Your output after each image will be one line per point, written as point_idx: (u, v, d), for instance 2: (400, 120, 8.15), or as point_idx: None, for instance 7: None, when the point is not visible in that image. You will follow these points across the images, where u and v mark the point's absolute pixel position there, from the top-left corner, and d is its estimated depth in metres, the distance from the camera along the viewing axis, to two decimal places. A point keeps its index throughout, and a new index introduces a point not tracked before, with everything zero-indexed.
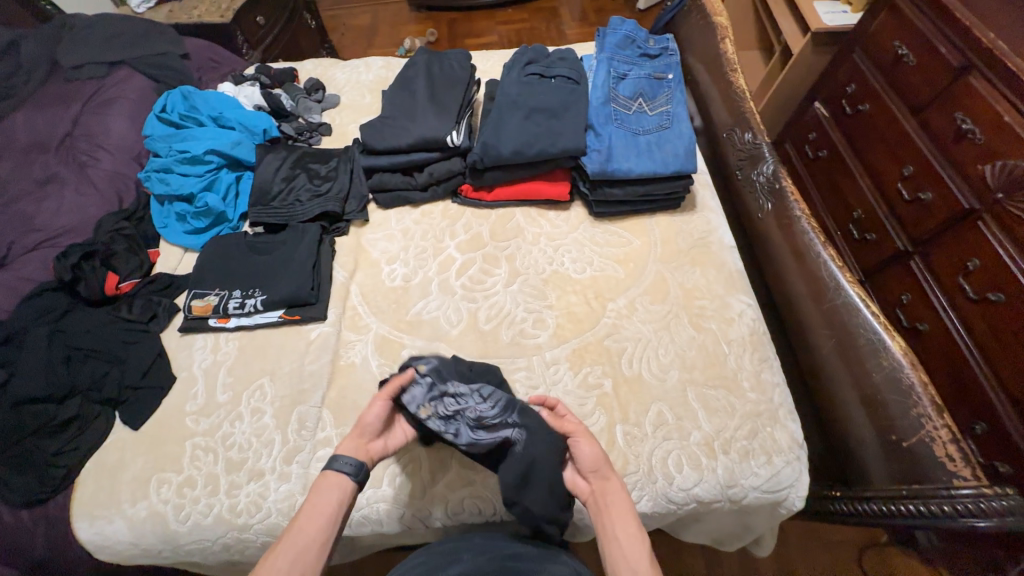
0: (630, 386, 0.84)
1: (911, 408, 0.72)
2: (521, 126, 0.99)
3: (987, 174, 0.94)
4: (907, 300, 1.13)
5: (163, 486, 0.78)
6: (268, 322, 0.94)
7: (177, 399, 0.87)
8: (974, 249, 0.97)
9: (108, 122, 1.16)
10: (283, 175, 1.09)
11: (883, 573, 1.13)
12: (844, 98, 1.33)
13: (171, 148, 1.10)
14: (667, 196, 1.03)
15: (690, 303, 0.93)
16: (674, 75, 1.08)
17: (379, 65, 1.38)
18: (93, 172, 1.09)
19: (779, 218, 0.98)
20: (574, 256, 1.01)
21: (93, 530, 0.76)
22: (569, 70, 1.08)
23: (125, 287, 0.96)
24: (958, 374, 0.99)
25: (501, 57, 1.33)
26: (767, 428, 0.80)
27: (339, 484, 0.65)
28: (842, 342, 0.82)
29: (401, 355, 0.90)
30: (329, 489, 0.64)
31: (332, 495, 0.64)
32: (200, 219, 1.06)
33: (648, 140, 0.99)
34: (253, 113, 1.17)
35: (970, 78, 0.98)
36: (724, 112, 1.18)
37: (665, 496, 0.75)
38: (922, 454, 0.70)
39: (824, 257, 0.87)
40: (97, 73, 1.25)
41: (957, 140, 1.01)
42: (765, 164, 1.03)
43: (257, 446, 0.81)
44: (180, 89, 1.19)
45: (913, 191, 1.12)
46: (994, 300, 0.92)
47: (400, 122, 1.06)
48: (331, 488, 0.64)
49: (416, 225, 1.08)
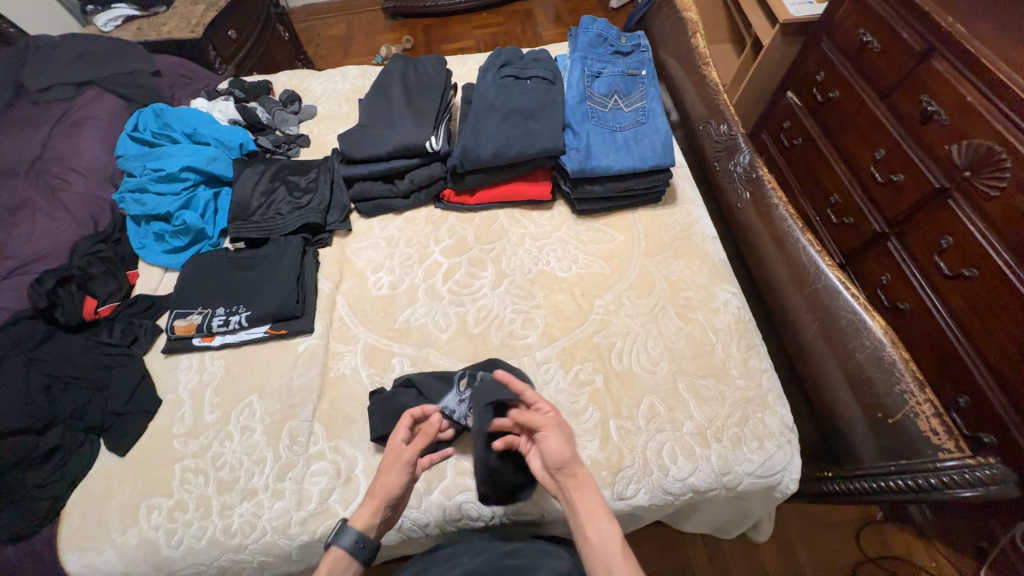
0: (621, 381, 0.84)
1: (894, 385, 0.74)
2: (499, 129, 1.00)
3: (954, 154, 0.97)
4: (887, 280, 1.16)
5: (154, 512, 0.76)
6: (254, 338, 0.93)
7: (164, 422, 0.85)
8: (947, 227, 1.00)
9: (79, 143, 1.14)
10: (262, 189, 1.07)
11: (881, 550, 1.15)
12: (815, 86, 1.36)
13: (146, 167, 1.08)
14: (647, 191, 1.04)
15: (676, 294, 0.94)
16: (647, 71, 1.10)
17: (355, 74, 1.37)
18: (65, 195, 1.06)
19: (758, 207, 1.00)
20: (559, 255, 1.01)
21: (83, 561, 0.74)
22: (544, 70, 1.09)
23: (104, 311, 0.95)
24: (939, 350, 1.02)
25: (477, 60, 1.33)
26: (758, 414, 0.81)
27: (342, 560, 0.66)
28: (825, 324, 0.83)
29: (391, 364, 0.89)
30: (332, 565, 0.65)
31: (335, 572, 0.65)
32: (179, 238, 1.04)
33: (625, 136, 1.00)
34: (228, 127, 1.16)
35: (932, 61, 1.01)
36: (699, 106, 1.20)
37: (661, 488, 0.76)
38: (907, 428, 0.72)
39: (803, 244, 0.89)
40: (65, 94, 1.22)
41: (923, 121, 1.04)
42: (742, 154, 1.06)
43: (248, 464, 0.79)
44: (151, 107, 1.17)
45: (885, 174, 1.14)
46: (968, 276, 0.95)
47: (378, 130, 1.06)
48: (334, 566, 0.65)
49: (400, 232, 1.07)
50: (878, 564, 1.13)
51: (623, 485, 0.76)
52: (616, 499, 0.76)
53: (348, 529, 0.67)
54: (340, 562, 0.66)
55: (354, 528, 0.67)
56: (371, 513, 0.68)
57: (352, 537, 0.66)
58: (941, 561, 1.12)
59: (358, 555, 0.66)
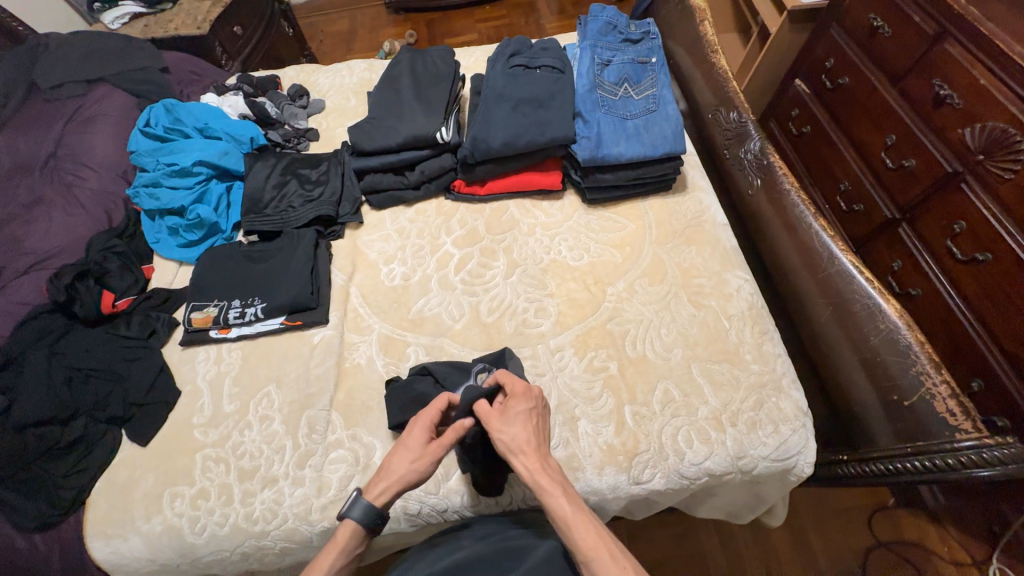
0: (636, 367, 0.85)
1: (909, 367, 0.74)
2: (509, 118, 1.00)
3: (967, 137, 0.97)
4: (899, 266, 1.15)
5: (177, 500, 0.78)
6: (270, 330, 0.94)
7: (184, 413, 0.86)
8: (960, 212, 1.00)
9: (92, 140, 1.15)
10: (274, 183, 1.08)
11: (894, 537, 1.15)
12: (824, 73, 1.35)
13: (159, 162, 1.09)
14: (658, 179, 1.04)
15: (689, 281, 0.94)
16: (657, 58, 1.09)
17: (362, 67, 1.37)
18: (80, 192, 1.07)
19: (769, 193, 0.99)
20: (570, 244, 1.02)
21: (109, 548, 0.76)
22: (553, 60, 1.09)
23: (122, 304, 0.96)
24: (953, 334, 1.01)
25: (484, 52, 1.33)
26: (773, 398, 0.81)
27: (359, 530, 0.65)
28: (839, 308, 0.83)
29: (407, 353, 0.90)
30: (346, 537, 0.64)
31: (350, 543, 0.64)
32: (192, 232, 1.05)
33: (636, 124, 1.00)
34: (239, 122, 1.16)
35: (946, 44, 1.00)
36: (707, 93, 1.20)
37: (677, 472, 0.77)
38: (923, 410, 0.72)
39: (815, 228, 0.89)
40: (76, 91, 1.23)
41: (936, 105, 1.03)
42: (752, 141, 1.05)
43: (268, 453, 0.81)
44: (162, 103, 1.18)
45: (897, 159, 1.14)
46: (981, 260, 0.95)
47: (388, 122, 1.07)
48: (350, 538, 0.64)
49: (411, 224, 1.08)
50: (889, 549, 1.13)
51: (639, 470, 0.76)
52: (633, 484, 0.76)
53: (359, 501, 0.65)
54: (354, 533, 0.65)
55: (364, 501, 0.65)
56: (390, 493, 0.66)
57: (363, 511, 0.64)
58: (953, 545, 1.12)
59: (372, 528, 0.65)
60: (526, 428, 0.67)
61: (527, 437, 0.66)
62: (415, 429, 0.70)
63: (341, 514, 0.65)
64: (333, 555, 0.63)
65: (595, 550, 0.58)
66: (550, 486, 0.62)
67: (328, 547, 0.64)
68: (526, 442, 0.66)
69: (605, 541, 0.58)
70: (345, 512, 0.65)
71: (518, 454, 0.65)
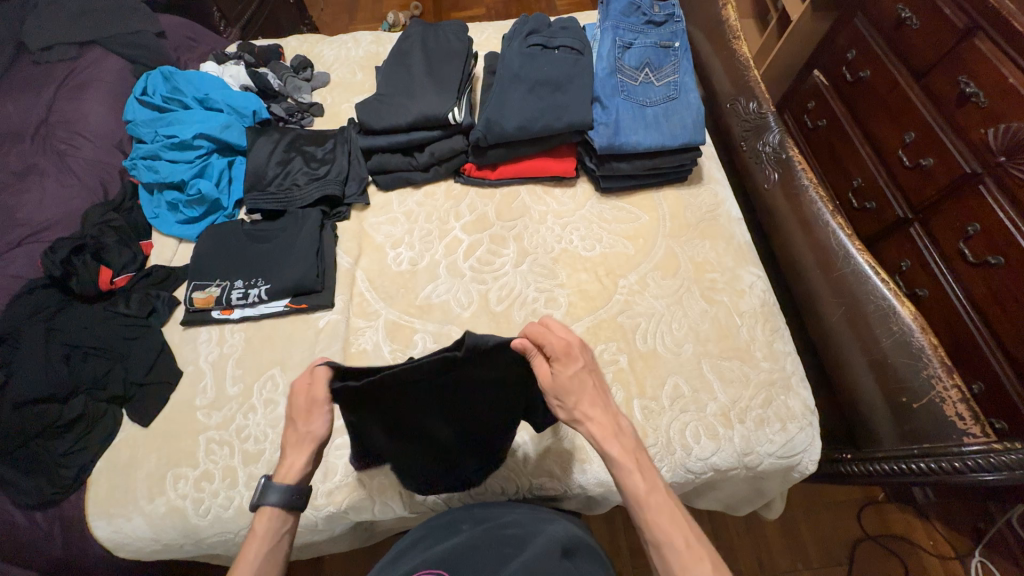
0: (645, 361, 0.84)
1: (921, 370, 0.74)
2: (525, 101, 0.97)
3: (989, 137, 0.95)
4: (907, 267, 1.14)
5: (180, 481, 0.77)
6: (274, 312, 0.92)
7: (186, 393, 0.85)
8: (975, 214, 0.98)
9: (84, 107, 1.09)
10: (278, 159, 1.04)
11: (882, 530, 1.17)
12: (844, 65, 1.32)
13: (157, 133, 1.05)
14: (675, 169, 1.02)
15: (702, 276, 0.93)
16: (681, 43, 1.05)
17: (369, 40, 1.31)
18: (74, 161, 1.03)
19: (786, 188, 0.98)
20: (582, 233, 1.00)
21: (112, 528, 0.76)
22: (572, 40, 1.05)
23: (120, 282, 0.93)
24: (957, 337, 1.01)
25: (497, 28, 1.28)
26: (782, 396, 0.81)
27: (277, 513, 0.61)
28: (851, 309, 0.83)
29: (414, 340, 0.88)
30: (268, 524, 0.61)
31: (274, 528, 0.61)
32: (193, 208, 1.02)
33: (655, 112, 0.97)
34: (240, 94, 1.12)
35: (975, 40, 0.97)
36: (726, 83, 1.16)
37: (684, 467, 0.77)
38: (931, 413, 0.72)
39: (832, 226, 0.88)
40: (68, 54, 1.17)
41: (960, 104, 1.01)
42: (771, 133, 1.03)
43: (273, 437, 0.80)
44: (160, 70, 1.12)
45: (914, 157, 1.12)
46: (992, 264, 0.94)
47: (398, 100, 1.03)
48: (272, 524, 0.61)
49: (419, 207, 1.05)
50: (877, 542, 1.16)
51: None
52: None
53: (269, 486, 0.61)
54: (276, 517, 0.61)
55: (280, 485, 0.61)
56: None
57: (280, 494, 0.61)
58: (938, 539, 1.15)
59: (293, 506, 0.62)
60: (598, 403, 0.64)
61: (591, 398, 0.63)
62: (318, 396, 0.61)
63: (255, 504, 0.61)
64: (258, 544, 0.60)
65: (667, 532, 0.56)
66: (625, 462, 0.61)
67: (251, 539, 0.60)
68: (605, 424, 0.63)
69: (677, 523, 0.57)
70: (258, 502, 0.61)
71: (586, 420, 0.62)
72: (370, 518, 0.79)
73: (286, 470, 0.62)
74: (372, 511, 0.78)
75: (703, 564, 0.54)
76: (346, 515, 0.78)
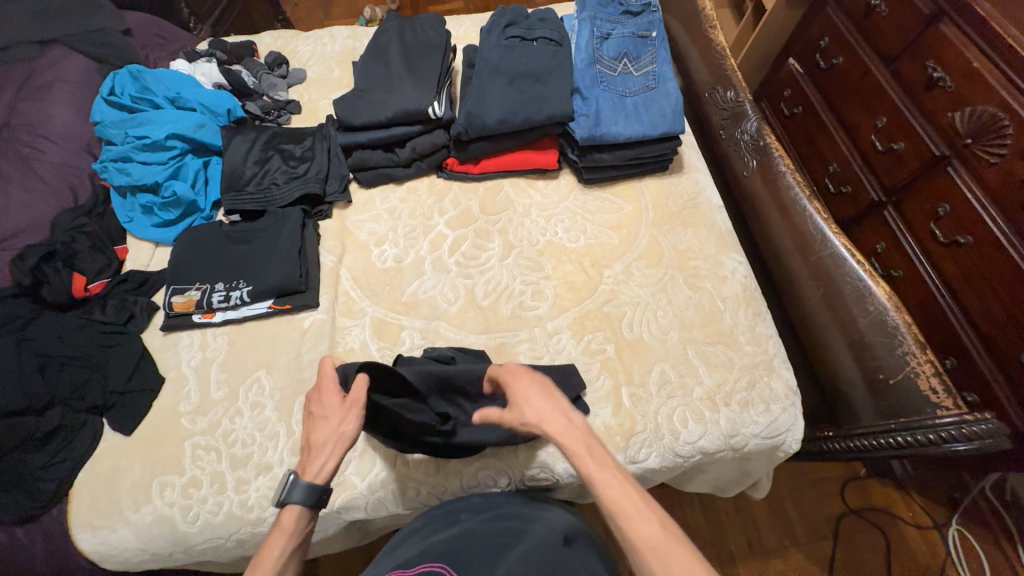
0: (632, 349, 0.85)
1: (896, 347, 0.77)
2: (505, 93, 0.96)
3: (956, 120, 0.97)
4: (882, 249, 1.17)
5: (167, 489, 0.76)
6: (257, 314, 0.90)
7: (170, 399, 0.83)
8: (944, 195, 1.01)
9: (49, 109, 1.05)
10: (255, 158, 1.02)
11: (865, 504, 1.21)
12: (818, 53, 1.35)
13: (128, 134, 1.02)
14: (655, 159, 1.02)
15: (685, 264, 0.94)
16: (658, 33, 1.05)
17: (345, 35, 1.29)
18: (39, 165, 0.99)
19: (765, 175, 0.99)
20: (566, 225, 1.00)
21: (97, 539, 0.74)
22: (551, 31, 1.05)
23: (95, 288, 0.91)
24: (929, 315, 1.04)
25: (475, 21, 1.27)
26: (765, 378, 0.83)
27: (303, 510, 0.62)
28: (829, 291, 0.85)
29: (401, 337, 0.88)
30: (295, 520, 0.61)
31: (299, 525, 0.61)
32: (168, 211, 1.00)
33: (634, 102, 0.98)
34: (213, 92, 1.09)
35: (941, 26, 1.00)
36: (704, 72, 1.18)
37: (672, 451, 0.78)
38: (907, 388, 0.75)
39: (809, 211, 0.90)
40: (29, 53, 1.11)
41: (928, 88, 1.04)
42: (749, 121, 1.05)
43: (261, 440, 0.79)
44: (127, 69, 1.09)
45: (886, 142, 1.15)
46: (961, 243, 0.97)
47: (376, 95, 1.02)
48: (298, 522, 0.61)
49: (402, 203, 1.04)
50: (860, 515, 1.20)
51: (636, 449, 0.78)
52: (629, 462, 0.78)
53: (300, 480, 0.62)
54: (302, 515, 0.61)
55: (304, 481, 0.62)
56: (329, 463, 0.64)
57: (310, 489, 0.62)
58: (917, 510, 1.19)
59: (320, 505, 0.63)
60: (548, 403, 0.66)
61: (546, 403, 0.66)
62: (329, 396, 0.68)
63: (282, 500, 0.61)
64: (283, 540, 0.59)
65: (622, 508, 0.54)
66: (575, 448, 0.60)
67: (275, 534, 0.60)
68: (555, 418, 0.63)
69: (632, 497, 0.54)
70: (286, 497, 0.61)
71: (540, 422, 0.64)
72: (363, 517, 0.78)
73: (313, 470, 0.63)
74: (365, 510, 0.77)
75: (677, 546, 0.50)
76: (339, 515, 0.77)
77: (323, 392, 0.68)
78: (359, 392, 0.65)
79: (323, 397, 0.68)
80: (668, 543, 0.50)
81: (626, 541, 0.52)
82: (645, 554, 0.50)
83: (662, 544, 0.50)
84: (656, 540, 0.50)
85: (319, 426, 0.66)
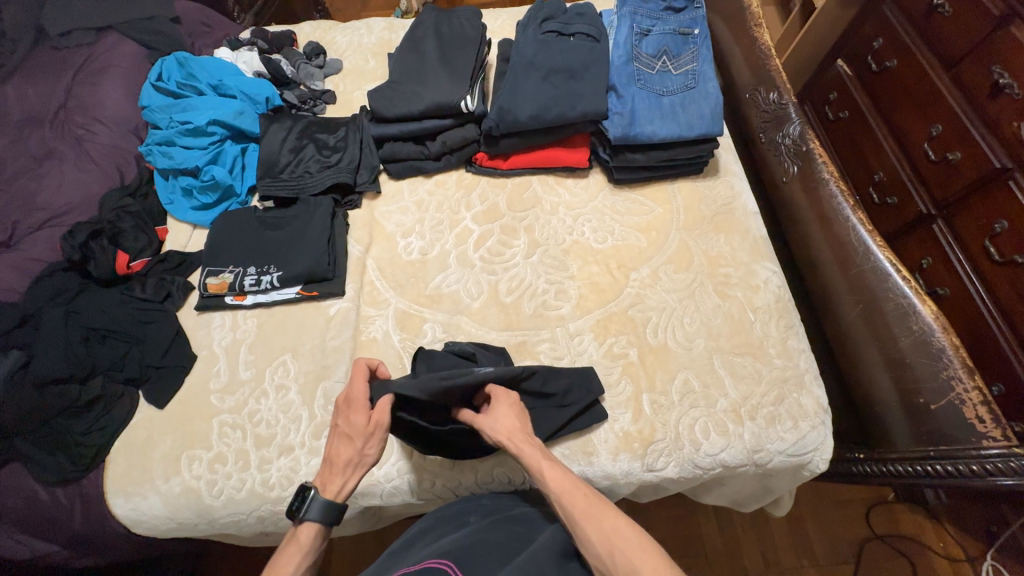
0: (655, 356, 0.83)
1: (940, 371, 0.72)
2: (539, 89, 0.95)
3: (1023, 131, 0.91)
4: (928, 265, 1.10)
5: (195, 463, 0.79)
6: (285, 299, 0.92)
7: (201, 376, 0.86)
8: (1003, 210, 0.95)
9: (101, 93, 1.10)
10: (290, 147, 1.04)
11: (892, 530, 1.16)
12: (870, 55, 1.28)
13: (172, 119, 1.05)
14: (690, 161, 0.99)
15: (715, 271, 0.91)
16: (701, 30, 1.02)
17: (381, 27, 1.30)
18: (91, 146, 1.04)
19: (805, 181, 0.95)
20: (594, 225, 0.98)
21: (129, 505, 0.78)
22: (589, 27, 1.03)
23: (137, 266, 0.95)
24: (976, 337, 0.98)
25: (511, 15, 1.26)
26: (794, 394, 0.80)
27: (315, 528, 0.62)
28: (869, 306, 0.81)
29: (423, 329, 0.89)
30: (310, 536, 0.62)
31: (314, 542, 0.62)
32: (206, 194, 1.03)
33: (671, 102, 0.95)
34: (254, 80, 1.12)
35: (1012, 29, 0.93)
36: (745, 73, 1.13)
37: (692, 462, 0.76)
38: (949, 414, 0.71)
39: (852, 222, 0.86)
40: (85, 39, 1.18)
41: (992, 96, 0.97)
42: (791, 125, 1.00)
43: (284, 422, 0.81)
44: (175, 56, 1.13)
45: (940, 152, 1.08)
46: (1019, 263, 0.91)
47: (410, 87, 1.02)
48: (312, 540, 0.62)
49: (430, 196, 1.04)
50: (886, 542, 1.14)
51: (654, 457, 0.76)
52: (646, 471, 0.76)
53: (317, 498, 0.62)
54: (317, 532, 0.62)
55: (324, 499, 0.62)
56: (350, 456, 0.65)
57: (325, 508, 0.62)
58: (948, 541, 1.13)
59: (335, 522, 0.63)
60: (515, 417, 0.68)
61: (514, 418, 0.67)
62: (356, 414, 0.66)
63: (299, 516, 0.62)
64: (299, 557, 0.60)
65: (582, 500, 0.58)
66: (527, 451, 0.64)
67: (290, 549, 0.60)
68: (510, 426, 0.66)
69: (578, 488, 0.59)
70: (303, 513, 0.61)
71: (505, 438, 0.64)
72: (377, 504, 0.80)
73: (334, 489, 0.64)
74: (380, 498, 0.79)
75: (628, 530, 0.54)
76: (355, 500, 0.79)
77: (351, 407, 0.66)
78: (383, 414, 0.65)
79: (351, 418, 0.66)
80: (596, 506, 0.57)
81: (564, 516, 0.58)
82: (578, 519, 0.56)
83: (590, 509, 0.57)
84: (587, 505, 0.57)
85: (344, 444, 0.66)
